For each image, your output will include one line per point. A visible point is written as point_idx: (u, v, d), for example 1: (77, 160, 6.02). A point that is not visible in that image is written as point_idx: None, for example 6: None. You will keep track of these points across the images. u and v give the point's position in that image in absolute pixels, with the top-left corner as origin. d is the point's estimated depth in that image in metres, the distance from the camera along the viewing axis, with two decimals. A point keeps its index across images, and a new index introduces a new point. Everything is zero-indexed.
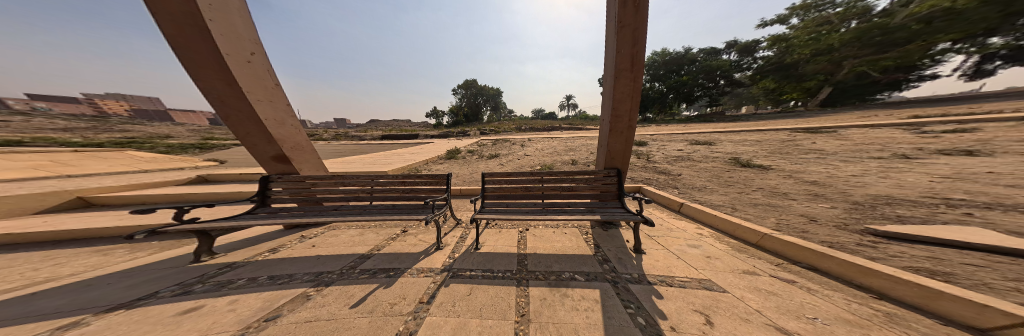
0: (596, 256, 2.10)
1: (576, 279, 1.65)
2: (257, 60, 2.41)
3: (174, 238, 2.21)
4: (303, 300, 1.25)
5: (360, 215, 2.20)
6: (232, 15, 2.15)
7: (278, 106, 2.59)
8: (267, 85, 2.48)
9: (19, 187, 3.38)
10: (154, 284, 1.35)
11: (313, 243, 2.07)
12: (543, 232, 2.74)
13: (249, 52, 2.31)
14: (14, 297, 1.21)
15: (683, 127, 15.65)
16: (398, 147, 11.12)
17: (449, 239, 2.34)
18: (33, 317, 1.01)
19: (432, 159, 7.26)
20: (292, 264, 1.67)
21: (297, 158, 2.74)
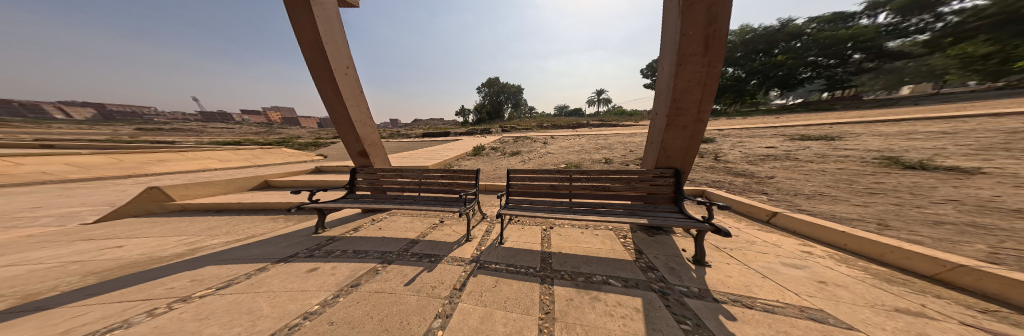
0: (639, 262, 1.85)
1: (610, 284, 1.51)
2: (351, 72, 3.12)
3: (304, 214, 3.29)
4: (374, 273, 1.66)
5: (410, 205, 2.65)
6: (337, 39, 2.86)
7: (363, 110, 3.33)
8: (356, 92, 3.18)
9: (241, 173, 5.70)
10: (295, 247, 2.07)
11: (380, 226, 2.67)
12: (571, 231, 2.61)
13: (346, 66, 3.01)
14: (241, 245, 2.11)
15: (778, 119, 11.54)
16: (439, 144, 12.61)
17: (477, 232, 2.55)
18: (250, 260, 1.75)
19: (460, 156, 7.84)
20: (367, 242, 2.22)
21: (373, 153, 3.47)
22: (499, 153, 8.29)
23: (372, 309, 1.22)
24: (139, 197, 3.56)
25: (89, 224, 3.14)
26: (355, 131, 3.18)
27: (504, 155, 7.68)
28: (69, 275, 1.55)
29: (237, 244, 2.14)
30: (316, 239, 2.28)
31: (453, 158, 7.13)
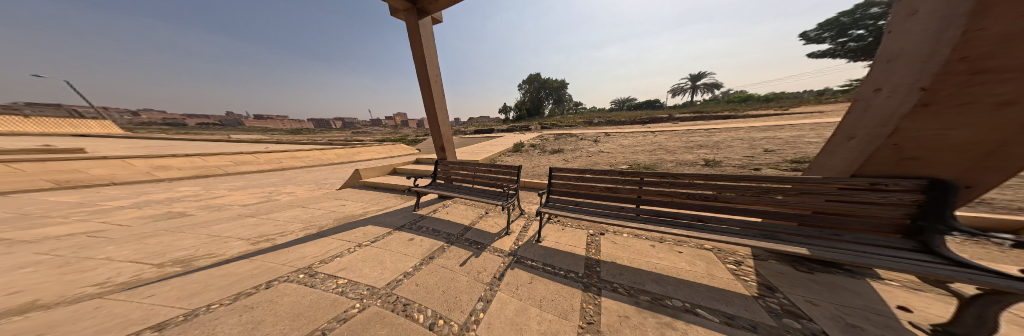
0: (764, 302, 1.26)
1: (696, 314, 1.16)
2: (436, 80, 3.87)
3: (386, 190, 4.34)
4: (442, 250, 2.06)
5: (467, 195, 3.06)
6: (429, 55, 3.64)
7: (442, 111, 4.10)
8: (436, 96, 3.92)
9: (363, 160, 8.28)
10: (387, 219, 2.84)
11: (444, 210, 3.20)
12: (631, 241, 2.24)
13: (434, 76, 3.77)
14: (360, 212, 3.11)
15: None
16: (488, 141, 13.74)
17: (516, 226, 2.64)
18: (369, 226, 2.61)
19: (502, 151, 8.20)
20: (441, 222, 2.70)
21: (446, 147, 4.21)
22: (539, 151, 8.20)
23: (429, 285, 1.54)
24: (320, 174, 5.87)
25: (292, 183, 5.31)
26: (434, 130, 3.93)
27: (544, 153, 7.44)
28: (293, 220, 2.81)
29: (358, 211, 3.17)
30: (404, 214, 3.02)
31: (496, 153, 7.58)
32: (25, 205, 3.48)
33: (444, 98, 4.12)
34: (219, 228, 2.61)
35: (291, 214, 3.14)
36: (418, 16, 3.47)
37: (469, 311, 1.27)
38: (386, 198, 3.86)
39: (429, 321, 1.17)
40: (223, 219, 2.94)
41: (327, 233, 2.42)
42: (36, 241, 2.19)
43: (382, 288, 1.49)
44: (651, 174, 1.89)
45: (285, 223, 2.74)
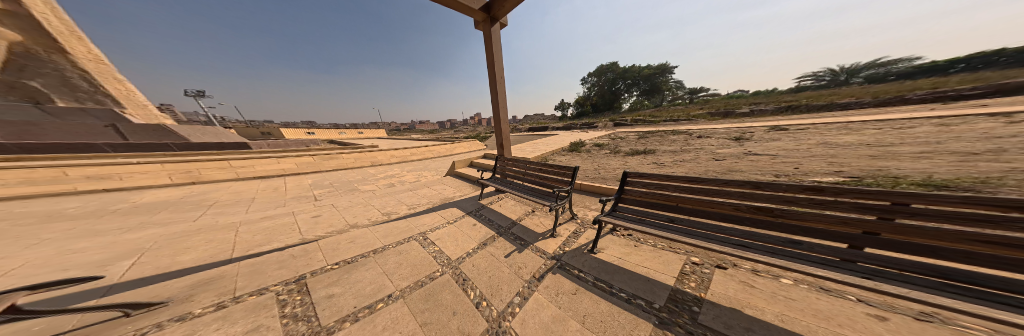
0: None
1: None
2: (500, 83, 4.28)
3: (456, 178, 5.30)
4: (490, 239, 2.26)
5: (519, 192, 3.17)
6: (495, 61, 4.04)
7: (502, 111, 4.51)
8: (499, 96, 4.31)
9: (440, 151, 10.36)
10: (455, 202, 3.47)
11: (498, 203, 3.44)
12: (790, 289, 1.29)
13: (498, 80, 4.18)
14: (437, 193, 3.96)
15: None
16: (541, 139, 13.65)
17: (562, 230, 2.49)
18: (442, 206, 3.28)
19: (557, 150, 7.98)
20: (493, 212, 2.97)
21: (504, 144, 4.63)
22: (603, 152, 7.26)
23: (479, 268, 1.81)
24: (415, 162, 7.92)
25: (399, 166, 7.45)
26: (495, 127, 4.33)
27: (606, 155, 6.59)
28: (399, 195, 3.98)
29: (435, 192, 4.04)
30: (470, 201, 3.52)
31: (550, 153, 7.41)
32: (298, 167, 6.61)
33: (505, 98, 4.48)
34: (369, 194, 4.12)
35: (398, 189, 4.43)
36: (490, 25, 3.88)
37: (504, 305, 1.44)
38: (459, 184, 4.66)
39: (474, 300, 1.47)
40: (371, 188, 4.60)
41: (424, 208, 3.21)
42: (307, 194, 4.32)
43: (451, 259, 1.91)
44: (852, 191, 0.98)
45: (396, 196, 3.90)
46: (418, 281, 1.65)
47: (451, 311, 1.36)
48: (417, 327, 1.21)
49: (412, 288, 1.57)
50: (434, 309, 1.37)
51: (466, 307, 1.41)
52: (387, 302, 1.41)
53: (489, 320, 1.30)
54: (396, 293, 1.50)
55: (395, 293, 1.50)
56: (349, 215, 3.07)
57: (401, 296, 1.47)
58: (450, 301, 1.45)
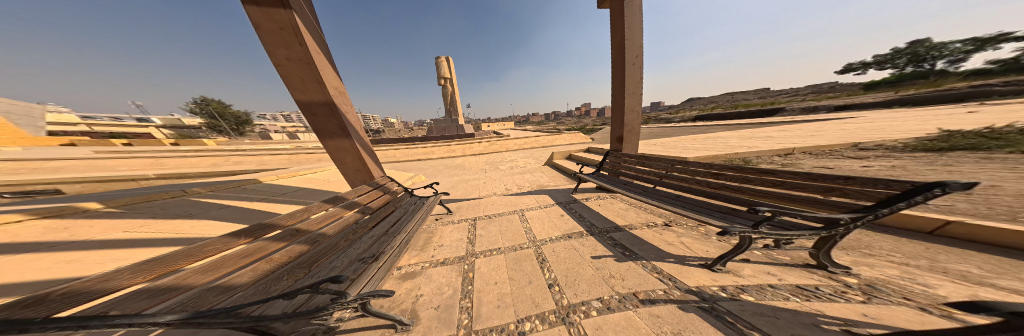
0: None
1: None
2: (638, 60, 3.53)
3: (555, 167, 5.38)
4: (579, 236, 2.10)
5: (647, 198, 2.30)
6: (635, 32, 3.36)
7: (636, 98, 3.74)
8: (636, 80, 3.60)
9: (548, 143, 11.02)
10: (556, 190, 3.61)
11: (600, 203, 2.88)
12: None
13: (636, 56, 3.47)
14: (541, 179, 4.40)
15: None
16: (695, 138, 9.01)
17: (710, 254, 1.40)
18: (542, 191, 3.60)
19: (740, 155, 4.75)
20: (591, 212, 2.58)
21: (629, 139, 3.85)
22: (857, 167, 3.42)
23: (559, 256, 1.82)
24: (526, 151, 9.30)
25: (513, 153, 9.20)
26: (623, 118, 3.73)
27: (933, 172, 2.69)
28: (513, 174, 5.00)
29: (540, 178, 4.50)
30: (562, 192, 3.48)
31: (703, 155, 4.78)
32: (447, 147, 9.81)
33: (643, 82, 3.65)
34: (491, 171, 5.70)
35: (512, 170, 5.62)
36: None
37: (577, 300, 1.31)
38: (555, 175, 4.74)
39: (548, 281, 1.54)
40: (493, 168, 6.33)
41: (522, 190, 3.77)
42: (466, 166, 7.12)
43: (537, 239, 2.15)
44: None
45: (510, 175, 5.00)
46: (513, 245, 2.11)
47: (527, 279, 1.59)
48: (507, 278, 1.63)
49: (509, 249, 2.06)
50: (517, 273, 1.69)
51: (540, 282, 1.55)
52: (496, 252, 2.01)
53: (561, 305, 1.29)
54: (500, 248, 2.08)
55: (500, 248, 2.08)
56: (479, 183, 4.53)
57: (502, 252, 2.01)
58: (529, 271, 1.70)
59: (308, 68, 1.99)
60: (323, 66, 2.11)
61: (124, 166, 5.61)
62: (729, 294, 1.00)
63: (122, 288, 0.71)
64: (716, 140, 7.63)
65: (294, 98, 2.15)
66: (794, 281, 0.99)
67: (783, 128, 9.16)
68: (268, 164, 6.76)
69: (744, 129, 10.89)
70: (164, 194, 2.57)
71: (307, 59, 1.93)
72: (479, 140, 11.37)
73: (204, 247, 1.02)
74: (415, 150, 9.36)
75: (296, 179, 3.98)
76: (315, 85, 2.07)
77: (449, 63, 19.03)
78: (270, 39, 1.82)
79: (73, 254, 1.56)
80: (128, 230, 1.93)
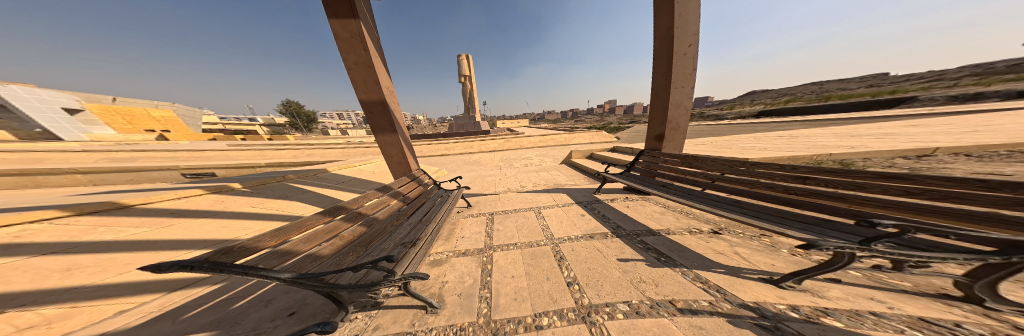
0: None
1: None
2: (690, 49, 3.04)
3: (576, 166, 5.11)
4: (603, 237, 1.95)
5: (693, 202, 1.98)
6: (689, 15, 2.87)
7: (684, 92, 3.26)
8: (686, 73, 3.15)
9: (570, 142, 10.53)
10: (577, 189, 3.43)
11: (629, 205, 2.61)
12: None
13: (688, 45, 3.00)
14: (561, 178, 4.23)
15: None
16: (757, 137, 7.43)
17: (776, 268, 1.12)
18: (562, 190, 3.46)
19: (828, 156, 3.70)
20: (617, 214, 2.37)
21: (670, 137, 3.43)
22: None
23: (579, 255, 1.74)
24: (546, 149, 9.09)
25: (533, 150, 9.08)
26: (667, 114, 3.29)
27: None
28: (532, 172, 4.94)
29: (559, 177, 4.32)
30: (581, 191, 3.30)
31: (771, 157, 3.87)
32: (469, 144, 10.32)
33: (694, 74, 3.17)
34: (507, 168, 5.76)
35: (531, 168, 5.56)
36: None
37: (600, 300, 1.23)
38: (573, 174, 4.51)
39: (567, 279, 1.47)
40: (510, 165, 6.37)
41: (538, 188, 3.70)
42: (487, 162, 7.36)
43: (555, 237, 2.09)
44: None
45: (528, 172, 4.97)
46: (529, 241, 2.09)
47: (544, 276, 1.56)
48: (523, 273, 1.63)
49: (526, 244, 2.05)
50: (533, 269, 1.67)
51: (558, 279, 1.50)
52: (512, 247, 2.03)
53: (580, 304, 1.22)
54: (516, 244, 2.08)
55: (516, 244, 2.08)
56: (497, 179, 4.62)
57: (518, 247, 2.01)
58: (546, 267, 1.66)
59: (368, 70, 2.39)
60: (379, 69, 2.50)
61: (239, 157, 7.60)
62: (803, 315, 0.78)
63: (259, 249, 0.92)
64: (786, 139, 6.14)
65: (358, 98, 2.61)
66: (916, 311, 0.71)
67: (900, 123, 6.81)
68: (327, 156, 8.23)
69: (834, 126, 8.44)
70: (272, 179, 3.38)
71: (369, 61, 2.33)
72: (498, 137, 11.56)
73: (307, 221, 1.24)
74: (440, 147, 10.09)
75: (350, 170, 4.74)
76: (373, 85, 2.49)
77: (468, 60, 20.03)
78: (345, 46, 2.28)
79: (225, 221, 2.26)
80: (254, 206, 2.65)
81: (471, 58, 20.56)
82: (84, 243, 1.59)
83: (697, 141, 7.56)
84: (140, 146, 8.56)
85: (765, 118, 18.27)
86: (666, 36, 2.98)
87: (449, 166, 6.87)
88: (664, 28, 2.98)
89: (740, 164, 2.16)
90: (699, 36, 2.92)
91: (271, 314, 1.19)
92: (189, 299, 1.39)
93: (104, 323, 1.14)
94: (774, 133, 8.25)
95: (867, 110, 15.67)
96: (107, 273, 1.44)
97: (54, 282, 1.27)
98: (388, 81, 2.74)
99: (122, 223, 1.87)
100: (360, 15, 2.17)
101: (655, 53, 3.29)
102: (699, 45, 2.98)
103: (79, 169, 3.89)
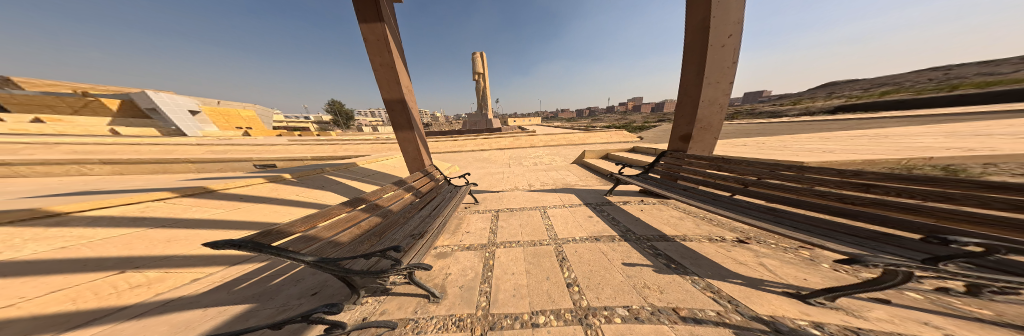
0: None
1: None
2: (732, 40, 2.67)
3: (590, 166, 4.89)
4: (610, 239, 1.87)
5: (715, 207, 1.79)
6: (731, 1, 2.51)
7: (720, 87, 2.89)
8: (724, 67, 2.78)
9: (586, 142, 10.09)
10: (589, 190, 3.30)
11: (643, 208, 2.44)
12: None
13: (728, 35, 2.64)
14: (573, 178, 4.10)
15: None
16: (819, 137, 6.23)
17: (809, 283, 0.99)
18: (572, 190, 3.35)
19: (915, 162, 2.98)
20: (627, 217, 2.24)
21: (698, 138, 3.11)
22: None
23: (582, 257, 1.69)
24: (560, 149, 8.85)
25: (546, 149, 8.93)
26: (697, 112, 2.97)
27: None
28: (543, 171, 4.86)
29: (571, 177, 4.20)
30: (591, 193, 3.17)
31: (832, 161, 3.23)
32: (484, 143, 10.58)
33: (733, 67, 2.80)
34: (517, 167, 5.78)
35: (542, 167, 5.49)
36: None
37: (598, 303, 1.18)
38: (585, 174, 4.35)
39: (567, 280, 1.43)
40: (521, 163, 6.39)
41: (546, 187, 3.67)
42: (500, 161, 7.47)
43: (558, 237, 2.06)
44: None
45: (538, 171, 4.93)
46: (532, 240, 2.10)
47: (545, 275, 1.54)
48: (524, 271, 1.63)
49: (529, 243, 2.05)
50: (533, 267, 1.67)
51: (558, 279, 1.47)
52: (514, 245, 2.06)
53: (579, 306, 1.18)
54: (518, 242, 2.10)
55: (518, 242, 2.10)
56: (507, 177, 4.66)
57: (521, 245, 2.03)
58: (547, 267, 1.64)
59: (391, 70, 2.69)
60: (400, 69, 2.79)
61: (294, 150, 9.00)
62: (826, 333, 0.70)
63: (290, 234, 1.10)
64: (861, 141, 5.01)
65: (383, 96, 2.92)
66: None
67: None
68: (360, 151, 9.21)
69: (941, 125, 6.58)
70: (314, 171, 3.92)
71: (392, 63, 2.61)
72: (512, 135, 11.64)
73: (331, 210, 1.43)
74: (457, 145, 10.50)
75: (376, 165, 5.27)
76: (395, 85, 2.78)
77: (484, 59, 20.72)
78: (373, 49, 2.58)
79: (276, 207, 2.71)
80: (298, 194, 3.12)
81: (484, 56, 21.16)
82: (182, 219, 2.08)
83: (738, 142, 6.63)
84: (226, 141, 10.65)
85: (836, 115, 15.09)
86: (701, 26, 2.67)
87: (462, 163, 7.17)
88: (698, 18, 2.67)
89: (782, 167, 1.85)
90: (743, 24, 2.55)
91: (300, 292, 1.42)
92: (242, 272, 1.70)
93: (185, 287, 1.51)
94: (846, 132, 6.77)
95: (995, 104, 11.98)
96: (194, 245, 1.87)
97: (159, 250, 1.71)
98: (408, 81, 3.03)
99: (207, 204, 2.38)
100: (384, 18, 2.43)
101: (686, 46, 2.97)
102: (742, 35, 2.60)
103: (187, 158, 5.04)
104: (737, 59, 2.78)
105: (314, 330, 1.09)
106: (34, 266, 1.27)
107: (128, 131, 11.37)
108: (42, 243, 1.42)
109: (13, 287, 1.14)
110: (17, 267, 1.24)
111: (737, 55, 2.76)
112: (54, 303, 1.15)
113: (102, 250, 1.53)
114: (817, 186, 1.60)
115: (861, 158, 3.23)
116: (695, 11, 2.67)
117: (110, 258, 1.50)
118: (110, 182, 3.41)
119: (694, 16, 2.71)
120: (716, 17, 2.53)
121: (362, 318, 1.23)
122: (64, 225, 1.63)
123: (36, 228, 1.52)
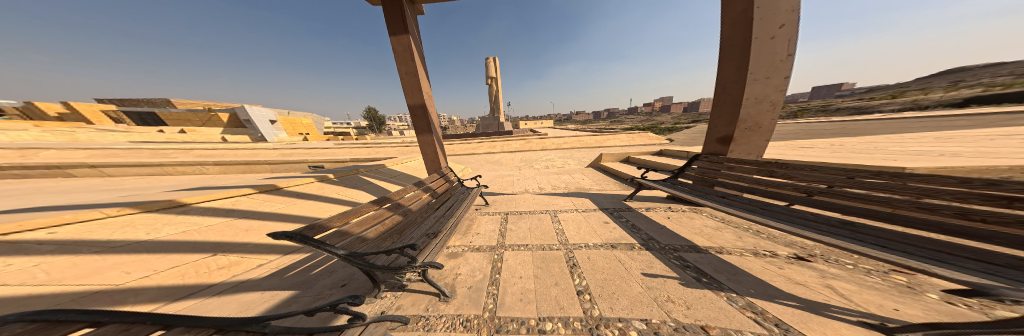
0: None
1: None
2: (783, 32, 2.31)
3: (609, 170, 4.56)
4: (628, 248, 1.71)
5: (762, 217, 1.50)
6: None
7: (770, 83, 2.49)
8: (775, 60, 2.40)
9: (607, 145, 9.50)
10: (608, 196, 3.05)
11: (671, 215, 2.18)
12: None
13: (778, 26, 2.30)
14: (592, 183, 3.86)
15: None
16: (923, 138, 4.81)
17: (902, 314, 0.80)
18: (589, 195, 3.15)
19: None
20: (649, 224, 2.04)
21: (741, 140, 2.70)
22: None
23: (595, 264, 1.57)
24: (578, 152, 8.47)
25: (562, 152, 8.69)
26: (738, 112, 2.60)
27: None
28: (558, 174, 4.71)
29: (588, 181, 3.98)
30: (609, 198, 2.95)
31: (950, 167, 2.44)
32: (499, 146, 10.81)
33: (786, 61, 2.41)
34: (530, 170, 5.71)
35: (556, 170, 5.35)
36: None
37: (612, 314, 1.07)
38: (603, 179, 4.06)
39: (578, 288, 1.33)
40: (535, 166, 6.31)
41: (559, 191, 3.53)
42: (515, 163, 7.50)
43: (569, 242, 1.97)
44: None
45: (552, 174, 4.83)
46: (541, 244, 2.03)
47: (553, 281, 1.46)
48: (532, 275, 1.57)
49: (538, 247, 2.00)
50: (542, 272, 1.60)
51: (567, 285, 1.39)
52: (523, 248, 2.03)
53: (590, 315, 1.08)
54: (527, 245, 2.06)
55: (527, 245, 2.06)
56: (518, 180, 4.63)
57: (529, 249, 1.98)
58: (556, 272, 1.56)
59: (414, 78, 3.04)
60: (422, 75, 3.13)
61: (339, 153, 10.49)
62: None
63: (331, 228, 1.29)
64: (1004, 141, 3.68)
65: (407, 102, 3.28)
66: None
67: None
68: (389, 153, 10.27)
69: None
70: (351, 171, 4.48)
71: (415, 71, 2.96)
72: (527, 138, 11.65)
73: (362, 209, 1.62)
74: (474, 148, 10.88)
75: (401, 167, 5.81)
76: (418, 92, 3.12)
77: (496, 64, 21.51)
78: (401, 59, 2.95)
79: (320, 204, 3.15)
80: (338, 193, 3.61)
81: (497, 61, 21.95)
82: (258, 211, 2.59)
83: (800, 145, 5.47)
84: (294, 145, 13.09)
85: (959, 109, 11.40)
86: (742, 18, 2.38)
87: (477, 165, 7.41)
88: (737, 9, 2.39)
89: (863, 173, 1.46)
90: (797, 13, 2.20)
91: (332, 283, 1.61)
92: (293, 260, 2.00)
93: (253, 270, 1.85)
94: (983, 131, 5.00)
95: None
96: (262, 233, 2.29)
97: (240, 237, 2.13)
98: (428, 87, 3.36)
99: (274, 198, 2.93)
100: (409, 31, 2.79)
101: (723, 40, 2.66)
102: (797, 25, 2.25)
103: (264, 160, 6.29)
104: (793, 50, 2.37)
105: (339, 318, 1.23)
106: (165, 245, 1.77)
107: (232, 137, 14.77)
108: (172, 227, 1.97)
109: (151, 261, 1.61)
110: (157, 245, 1.75)
111: (793, 46, 2.36)
112: (170, 277, 1.56)
113: (205, 235, 2.00)
114: (918, 199, 1.22)
115: (1000, 164, 2.38)
116: (733, 1, 2.40)
117: (209, 241, 1.96)
118: (214, 179, 4.46)
119: (733, 8, 2.43)
120: (760, 6, 2.23)
121: (380, 312, 1.34)
122: (186, 212, 2.21)
123: (170, 215, 2.10)
